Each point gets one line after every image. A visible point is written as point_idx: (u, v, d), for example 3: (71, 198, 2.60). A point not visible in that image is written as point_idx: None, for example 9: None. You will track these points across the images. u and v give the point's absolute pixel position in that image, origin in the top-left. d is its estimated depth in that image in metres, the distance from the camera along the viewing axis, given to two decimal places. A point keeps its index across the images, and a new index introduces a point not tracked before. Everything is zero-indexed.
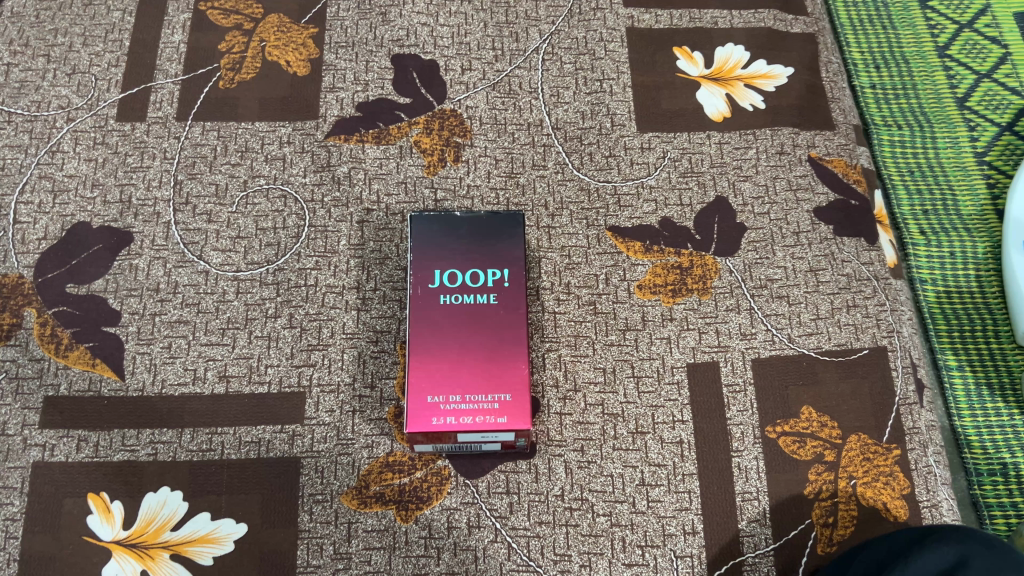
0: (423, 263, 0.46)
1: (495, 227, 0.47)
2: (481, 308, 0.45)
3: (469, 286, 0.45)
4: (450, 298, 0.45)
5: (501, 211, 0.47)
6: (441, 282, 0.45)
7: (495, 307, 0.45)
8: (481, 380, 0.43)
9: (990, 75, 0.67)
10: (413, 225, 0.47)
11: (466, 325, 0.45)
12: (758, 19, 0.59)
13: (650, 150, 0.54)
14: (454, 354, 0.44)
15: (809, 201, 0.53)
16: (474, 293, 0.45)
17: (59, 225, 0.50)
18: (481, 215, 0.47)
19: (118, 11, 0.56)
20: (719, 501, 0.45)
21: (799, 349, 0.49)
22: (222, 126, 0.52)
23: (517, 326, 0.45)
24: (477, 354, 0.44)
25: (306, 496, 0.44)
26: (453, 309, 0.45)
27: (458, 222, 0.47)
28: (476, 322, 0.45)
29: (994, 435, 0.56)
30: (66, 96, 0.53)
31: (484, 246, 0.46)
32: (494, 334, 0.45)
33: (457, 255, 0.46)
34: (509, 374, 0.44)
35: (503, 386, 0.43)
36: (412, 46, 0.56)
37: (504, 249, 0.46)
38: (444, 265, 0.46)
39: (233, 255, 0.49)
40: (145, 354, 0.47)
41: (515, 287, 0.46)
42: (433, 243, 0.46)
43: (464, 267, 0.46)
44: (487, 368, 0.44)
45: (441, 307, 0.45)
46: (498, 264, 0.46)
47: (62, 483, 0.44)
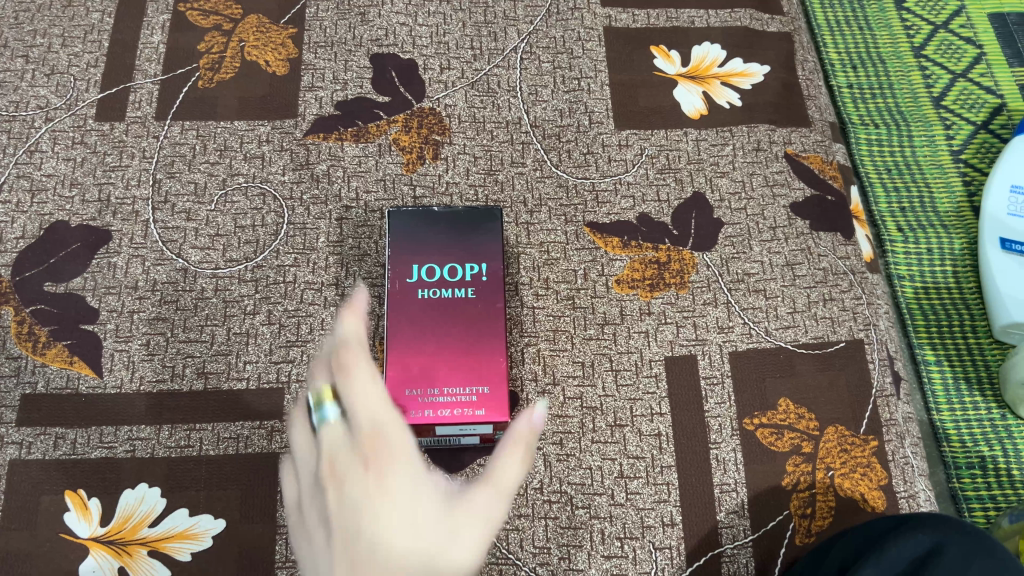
0: (400, 258, 0.46)
1: (473, 222, 0.47)
2: (459, 302, 0.45)
3: (447, 280, 0.46)
4: (428, 292, 0.45)
5: (480, 205, 0.48)
6: (419, 276, 0.46)
7: (473, 302, 0.45)
8: (460, 373, 0.44)
9: (965, 75, 0.68)
10: (391, 219, 0.47)
11: (444, 318, 0.45)
12: (734, 18, 0.60)
13: (628, 147, 0.54)
14: (432, 348, 0.44)
15: (785, 197, 0.53)
16: (452, 287, 0.46)
17: (37, 224, 0.50)
18: (459, 210, 0.48)
19: (97, 13, 0.56)
20: (698, 493, 0.45)
21: (776, 343, 0.49)
22: (201, 126, 0.53)
23: (495, 321, 0.45)
24: (456, 347, 0.44)
25: (285, 492, 0.44)
26: (431, 303, 0.45)
27: (436, 217, 0.47)
28: (455, 316, 0.45)
29: (972, 429, 0.56)
30: (45, 97, 0.53)
31: (463, 241, 0.47)
32: (472, 328, 0.45)
33: (436, 250, 0.46)
34: (487, 368, 0.44)
35: (481, 380, 0.44)
36: (390, 45, 0.56)
37: (481, 244, 0.47)
38: (422, 260, 0.46)
39: (211, 253, 0.49)
40: (123, 351, 0.47)
41: (494, 281, 0.46)
42: (411, 239, 0.47)
43: (442, 262, 0.46)
44: (466, 362, 0.44)
45: (419, 301, 0.45)
46: (476, 258, 0.46)
47: (39, 480, 0.44)
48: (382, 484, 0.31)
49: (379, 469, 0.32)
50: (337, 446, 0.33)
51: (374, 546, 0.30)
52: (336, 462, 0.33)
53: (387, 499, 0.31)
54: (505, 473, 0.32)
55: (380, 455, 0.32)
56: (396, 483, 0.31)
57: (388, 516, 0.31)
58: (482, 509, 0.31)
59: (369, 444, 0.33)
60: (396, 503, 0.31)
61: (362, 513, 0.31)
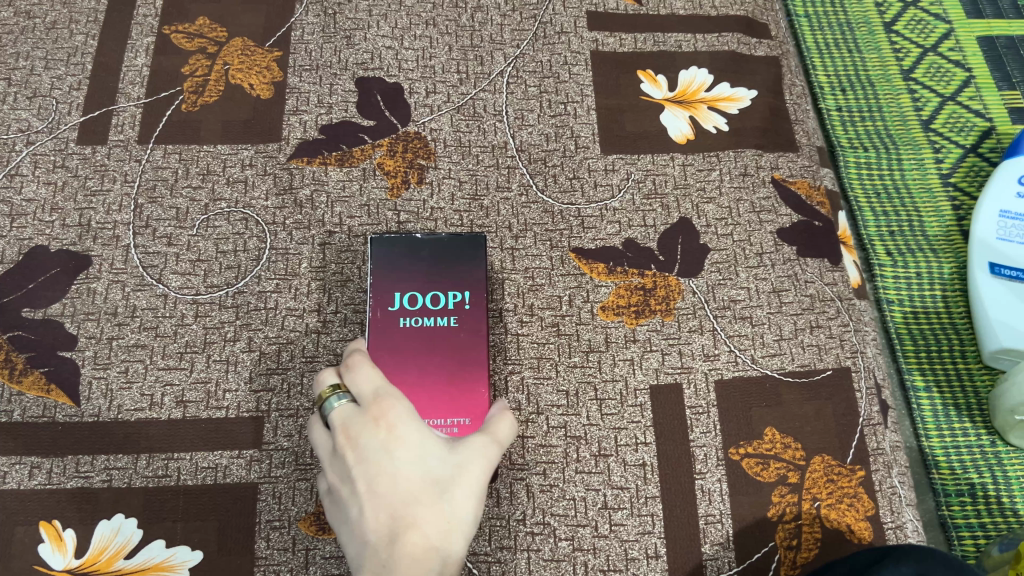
0: (382, 285, 0.46)
1: (457, 248, 0.47)
2: (441, 330, 0.45)
3: (429, 308, 0.45)
4: (409, 320, 0.45)
5: (464, 232, 0.47)
6: (401, 304, 0.45)
7: (455, 331, 0.45)
8: (442, 403, 0.44)
9: (954, 98, 0.67)
10: (373, 243, 0.47)
11: (426, 347, 0.45)
12: (722, 42, 0.60)
13: (614, 172, 0.54)
14: (413, 377, 0.44)
15: (772, 223, 0.53)
16: (434, 315, 0.45)
17: (16, 249, 0.49)
18: (442, 237, 0.47)
19: (81, 35, 0.56)
20: (683, 524, 0.45)
21: (762, 371, 0.49)
22: (184, 150, 0.52)
23: (477, 350, 0.45)
24: (437, 377, 0.44)
25: (263, 523, 0.43)
26: (412, 331, 0.45)
27: (419, 243, 0.47)
28: (437, 345, 0.45)
29: (961, 455, 0.55)
30: (26, 120, 0.53)
31: (446, 269, 0.46)
32: (454, 358, 0.45)
33: (418, 277, 0.46)
34: (467, 399, 0.44)
35: (461, 412, 0.43)
36: (376, 69, 0.56)
37: (464, 272, 0.47)
38: (404, 287, 0.46)
39: (192, 279, 0.49)
40: (101, 379, 0.46)
41: (477, 310, 0.46)
42: (393, 265, 0.46)
43: (424, 290, 0.46)
44: (445, 392, 0.44)
45: (401, 329, 0.45)
46: (459, 286, 0.46)
47: (13, 511, 0.43)
48: (395, 436, 0.37)
49: (391, 425, 0.37)
50: (348, 417, 0.38)
51: (399, 487, 0.35)
52: (349, 430, 0.38)
53: (403, 448, 0.36)
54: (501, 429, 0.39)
55: (388, 414, 0.37)
56: (407, 434, 0.37)
57: (406, 461, 0.36)
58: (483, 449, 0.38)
59: (377, 409, 0.38)
60: (411, 450, 0.36)
61: (384, 465, 0.36)
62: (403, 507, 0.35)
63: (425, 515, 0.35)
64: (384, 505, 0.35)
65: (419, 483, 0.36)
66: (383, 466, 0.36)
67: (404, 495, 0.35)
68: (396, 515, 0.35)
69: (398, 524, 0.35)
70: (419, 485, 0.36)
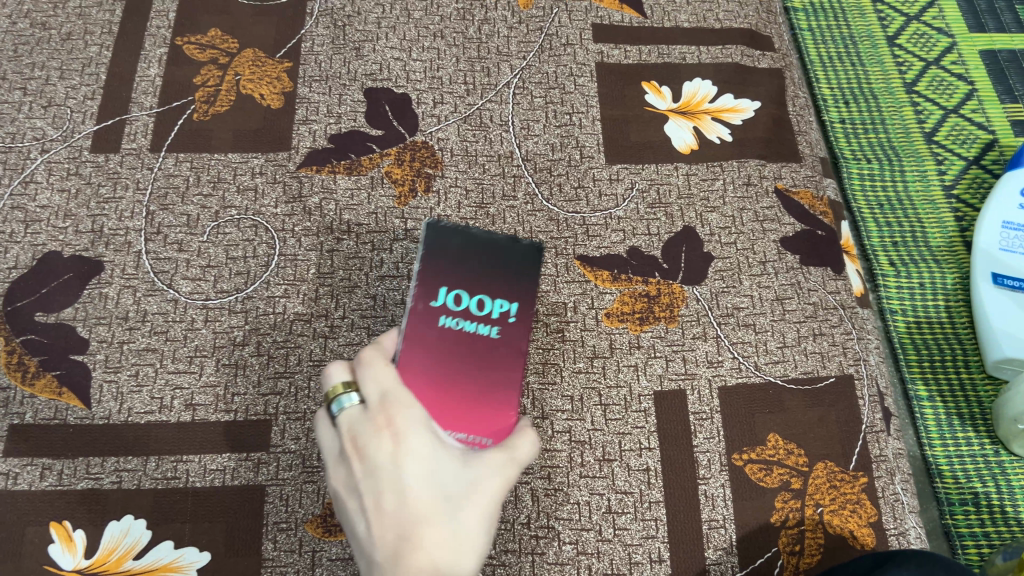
0: (428, 277, 0.41)
1: (514, 252, 0.42)
2: (481, 339, 0.40)
3: (472, 313, 0.41)
4: (449, 322, 0.40)
5: (525, 236, 0.43)
6: (444, 302, 0.41)
7: (497, 343, 0.41)
8: (470, 420, 0.39)
9: (956, 111, 0.68)
10: (426, 227, 0.42)
11: (463, 356, 0.40)
12: (725, 54, 0.61)
13: (619, 181, 0.54)
14: (444, 386, 0.39)
15: (775, 232, 0.54)
16: (476, 321, 0.41)
17: (30, 254, 0.50)
18: (501, 237, 0.42)
19: (95, 46, 0.57)
20: (686, 529, 0.45)
21: (765, 378, 0.49)
22: (195, 158, 0.53)
23: (516, 371, 0.40)
24: (468, 389, 0.40)
25: (270, 525, 0.44)
26: (450, 335, 0.40)
27: (476, 239, 0.42)
28: (474, 355, 0.40)
29: (965, 464, 0.56)
30: (41, 128, 0.54)
31: (499, 271, 0.42)
32: (490, 373, 0.40)
33: (468, 276, 0.41)
34: (496, 421, 0.39)
35: (488, 433, 0.39)
36: (384, 80, 0.57)
37: (517, 280, 0.42)
38: (449, 282, 0.41)
39: (203, 284, 0.49)
40: (112, 382, 0.47)
41: (525, 325, 0.41)
42: (441, 255, 0.41)
43: (470, 290, 0.41)
44: (475, 408, 0.39)
45: (438, 330, 0.40)
46: (509, 294, 0.41)
47: (24, 511, 0.43)
48: (404, 449, 0.35)
49: (399, 436, 0.35)
50: (355, 422, 0.36)
51: (406, 505, 0.34)
52: (357, 436, 0.36)
53: (411, 462, 0.34)
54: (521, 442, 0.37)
55: (397, 423, 0.35)
56: (417, 446, 0.35)
57: (415, 476, 0.34)
58: (499, 463, 0.36)
59: (385, 415, 0.36)
60: (420, 465, 0.34)
61: (391, 480, 0.34)
62: (409, 527, 0.33)
63: (434, 533, 0.33)
64: (392, 521, 0.34)
65: (427, 501, 0.34)
66: (390, 481, 0.34)
67: (412, 512, 0.34)
68: (402, 534, 0.33)
69: (403, 544, 0.33)
70: (428, 502, 0.34)
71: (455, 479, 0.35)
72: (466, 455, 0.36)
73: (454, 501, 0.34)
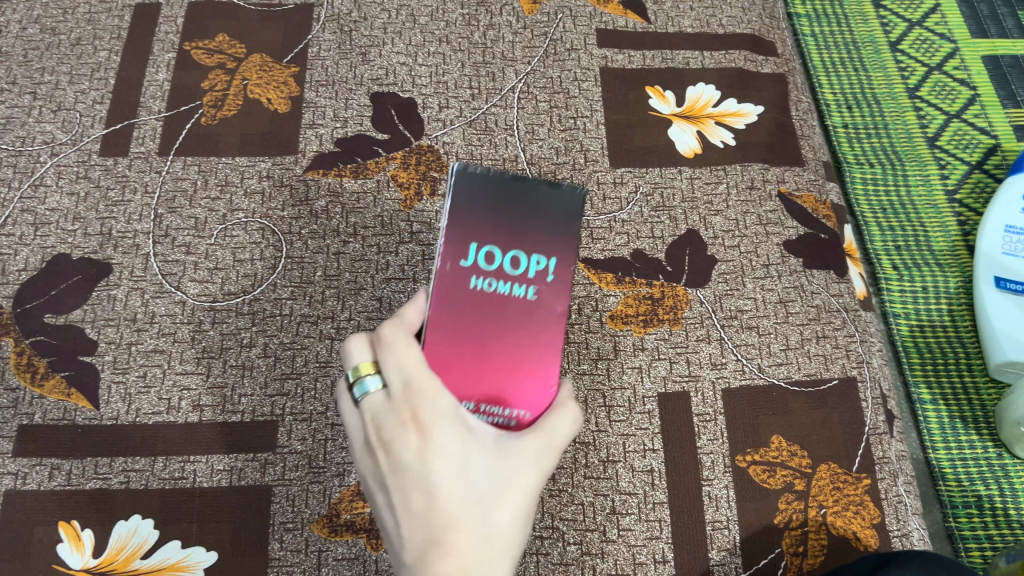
0: (458, 232, 0.39)
1: (551, 204, 0.39)
2: (513, 301, 0.39)
3: (507, 272, 0.39)
4: (481, 282, 0.39)
5: (562, 182, 0.40)
6: (476, 260, 0.39)
7: (531, 305, 0.39)
8: (504, 388, 0.38)
9: (959, 115, 0.68)
10: (455, 175, 0.39)
11: (495, 319, 0.39)
12: (729, 59, 0.61)
13: (623, 185, 0.55)
14: (475, 351, 0.38)
15: (778, 235, 0.54)
16: (511, 281, 0.39)
17: (39, 257, 0.50)
18: (536, 188, 0.39)
19: (104, 51, 0.57)
20: (690, 530, 0.45)
21: (769, 380, 0.50)
22: (203, 161, 0.53)
23: (553, 334, 0.39)
24: (501, 355, 0.38)
25: (277, 525, 0.44)
26: (483, 297, 0.39)
27: (509, 188, 0.39)
28: (509, 318, 0.39)
29: (968, 467, 0.56)
30: (51, 132, 0.54)
31: (534, 225, 0.39)
32: (523, 337, 0.39)
33: (500, 231, 0.39)
34: (531, 389, 0.38)
35: (522, 402, 0.38)
36: (390, 84, 0.57)
37: (553, 233, 0.39)
38: (482, 238, 0.39)
39: (210, 286, 0.50)
40: (120, 383, 0.47)
41: (561, 284, 0.39)
42: (472, 209, 0.39)
43: (504, 247, 0.39)
44: (508, 375, 0.38)
45: (471, 291, 0.39)
46: (545, 250, 0.39)
47: (33, 510, 0.44)
48: (432, 445, 0.33)
49: (427, 431, 0.33)
50: (380, 411, 0.34)
51: (435, 507, 0.32)
52: (382, 427, 0.34)
53: (440, 460, 0.33)
54: (552, 424, 0.36)
55: (424, 416, 0.34)
56: (446, 442, 0.33)
57: (444, 476, 0.33)
58: (530, 455, 0.35)
59: (412, 407, 0.34)
60: (450, 464, 0.33)
61: (420, 480, 0.33)
62: (439, 531, 0.32)
63: (465, 538, 0.32)
64: (422, 523, 0.33)
65: (457, 504, 0.32)
66: (419, 482, 0.33)
67: (443, 514, 0.32)
68: (432, 538, 0.32)
69: (433, 549, 0.32)
70: (458, 504, 0.32)
71: (486, 476, 0.33)
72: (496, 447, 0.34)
73: (486, 501, 0.33)
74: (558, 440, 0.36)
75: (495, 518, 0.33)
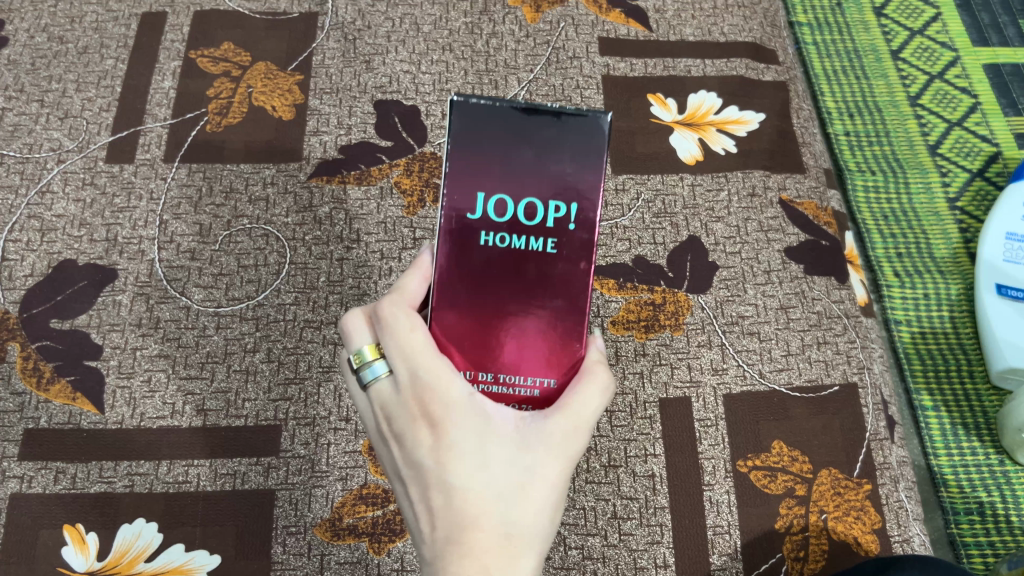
0: (463, 181, 0.34)
1: (569, 138, 0.34)
2: (531, 257, 0.35)
3: (521, 224, 0.35)
4: (492, 237, 0.35)
5: (579, 110, 0.34)
6: (485, 212, 0.35)
7: (551, 260, 0.35)
8: (525, 355, 0.35)
9: (960, 124, 0.68)
10: (454, 114, 0.34)
11: (511, 279, 0.35)
12: (730, 67, 0.61)
13: (624, 192, 0.55)
14: (491, 316, 0.35)
15: (779, 241, 0.54)
16: (526, 234, 0.35)
17: (46, 262, 0.51)
18: (549, 121, 0.34)
19: (111, 59, 0.58)
20: (691, 535, 0.46)
21: (770, 385, 0.50)
22: (208, 168, 0.54)
23: (576, 292, 0.35)
24: (519, 319, 0.35)
25: (280, 528, 0.44)
26: (496, 254, 0.35)
27: (518, 124, 0.34)
28: (526, 276, 0.35)
29: (970, 474, 0.56)
30: (58, 139, 0.55)
31: (550, 165, 0.35)
32: (544, 298, 0.35)
33: (511, 176, 0.34)
34: (555, 354, 0.35)
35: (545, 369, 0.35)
36: (394, 92, 0.58)
37: (572, 172, 0.35)
38: (490, 186, 0.34)
39: (214, 292, 0.50)
40: (125, 388, 0.47)
41: (584, 233, 0.35)
42: (477, 152, 0.34)
43: (516, 194, 0.35)
44: (529, 341, 0.35)
45: (482, 248, 0.35)
46: (564, 194, 0.35)
47: (38, 514, 0.44)
48: (445, 442, 0.32)
49: (440, 427, 0.32)
50: (392, 405, 0.33)
51: (453, 506, 0.31)
52: (395, 420, 0.33)
53: (454, 458, 0.32)
54: (578, 401, 0.33)
55: (436, 411, 0.32)
56: (459, 438, 0.32)
57: (459, 474, 0.31)
58: (556, 440, 0.33)
59: (422, 401, 0.32)
60: (465, 461, 0.32)
61: (436, 478, 0.32)
62: (458, 532, 0.31)
63: (485, 538, 0.31)
64: (442, 521, 0.32)
65: (475, 502, 0.31)
66: (436, 479, 0.32)
67: (461, 514, 0.31)
68: (451, 539, 0.31)
69: (453, 550, 0.31)
70: (477, 502, 0.31)
71: (506, 470, 0.32)
72: (517, 434, 0.33)
73: (509, 496, 0.32)
74: (589, 415, 0.34)
75: (520, 512, 0.32)
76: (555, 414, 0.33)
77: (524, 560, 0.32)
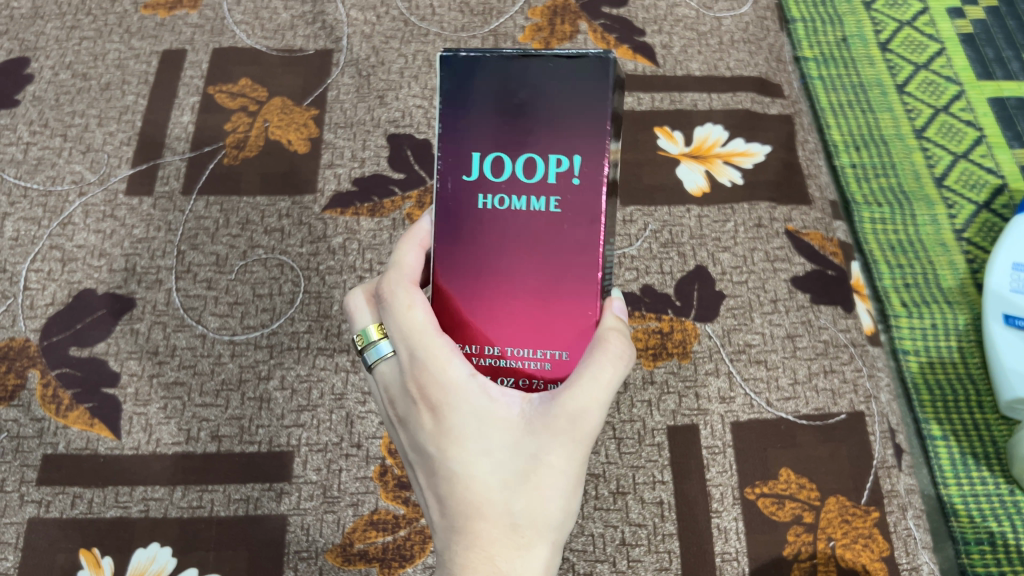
0: (455, 142, 0.34)
1: (567, 83, 0.33)
2: (532, 219, 0.34)
3: (520, 183, 0.33)
4: (492, 199, 0.34)
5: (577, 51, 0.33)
6: (481, 173, 0.34)
7: (553, 222, 0.34)
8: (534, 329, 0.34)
9: (966, 155, 0.68)
10: (443, 70, 0.33)
11: (512, 245, 0.34)
12: (736, 101, 0.62)
13: (632, 223, 0.56)
14: (493, 286, 0.34)
15: (786, 271, 0.55)
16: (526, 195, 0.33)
17: (66, 291, 0.52)
18: (544, 68, 0.33)
19: (132, 95, 0.60)
20: (699, 562, 0.46)
21: (777, 414, 0.50)
22: (225, 201, 0.55)
23: (581, 254, 0.34)
24: (524, 288, 0.34)
25: (292, 554, 0.45)
26: (495, 216, 0.34)
27: (512, 74, 0.33)
28: (528, 239, 0.34)
29: (980, 504, 0.55)
30: (80, 172, 0.56)
31: (548, 115, 0.33)
32: (549, 269, 0.34)
33: (507, 131, 0.33)
34: (563, 320, 0.34)
35: (556, 341, 0.34)
36: (407, 126, 0.59)
37: (573, 122, 0.33)
38: (486, 145, 0.34)
39: (230, 320, 0.51)
40: (141, 415, 0.48)
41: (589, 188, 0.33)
42: (470, 111, 0.33)
43: (514, 151, 0.33)
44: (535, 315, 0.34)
45: (482, 211, 0.34)
46: (566, 146, 0.33)
47: (56, 538, 0.45)
48: (447, 430, 0.32)
49: (442, 415, 0.32)
50: (399, 390, 0.34)
51: (456, 495, 0.32)
52: (402, 404, 0.34)
53: (455, 446, 0.32)
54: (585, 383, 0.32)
55: (436, 398, 0.33)
56: (460, 426, 0.32)
57: (460, 463, 0.32)
58: (562, 425, 0.31)
59: (422, 386, 0.33)
60: (466, 450, 0.32)
61: (440, 465, 0.33)
62: (462, 522, 0.32)
63: (487, 527, 0.32)
64: (448, 508, 0.33)
65: (477, 492, 0.32)
66: (440, 466, 0.33)
67: (464, 502, 0.32)
68: (457, 527, 0.33)
69: (459, 537, 0.32)
70: (478, 493, 0.32)
71: (509, 458, 0.32)
72: (522, 418, 0.32)
73: (511, 484, 0.32)
74: (598, 396, 0.32)
75: (524, 500, 0.32)
76: (561, 396, 0.32)
77: (529, 547, 0.32)
